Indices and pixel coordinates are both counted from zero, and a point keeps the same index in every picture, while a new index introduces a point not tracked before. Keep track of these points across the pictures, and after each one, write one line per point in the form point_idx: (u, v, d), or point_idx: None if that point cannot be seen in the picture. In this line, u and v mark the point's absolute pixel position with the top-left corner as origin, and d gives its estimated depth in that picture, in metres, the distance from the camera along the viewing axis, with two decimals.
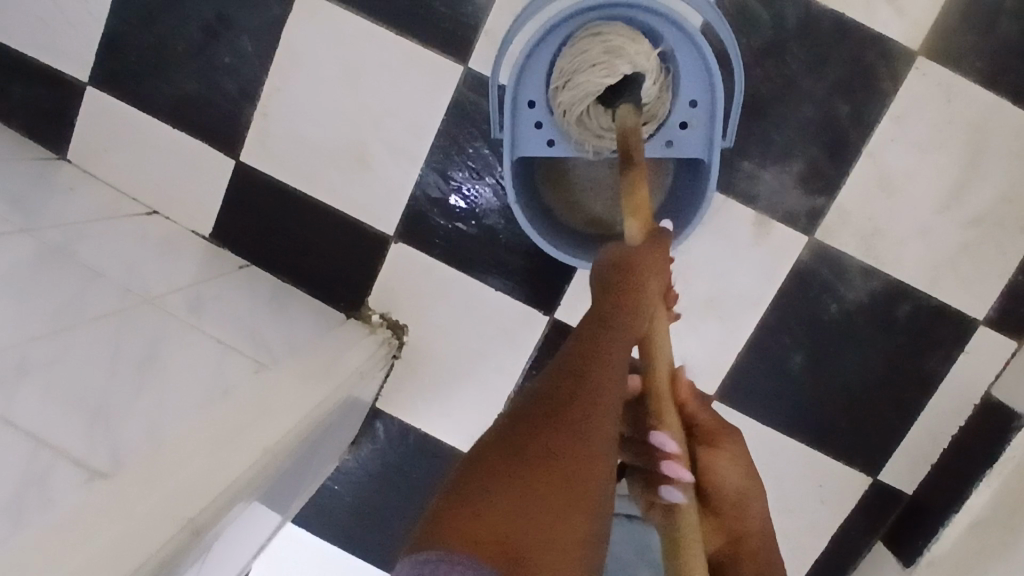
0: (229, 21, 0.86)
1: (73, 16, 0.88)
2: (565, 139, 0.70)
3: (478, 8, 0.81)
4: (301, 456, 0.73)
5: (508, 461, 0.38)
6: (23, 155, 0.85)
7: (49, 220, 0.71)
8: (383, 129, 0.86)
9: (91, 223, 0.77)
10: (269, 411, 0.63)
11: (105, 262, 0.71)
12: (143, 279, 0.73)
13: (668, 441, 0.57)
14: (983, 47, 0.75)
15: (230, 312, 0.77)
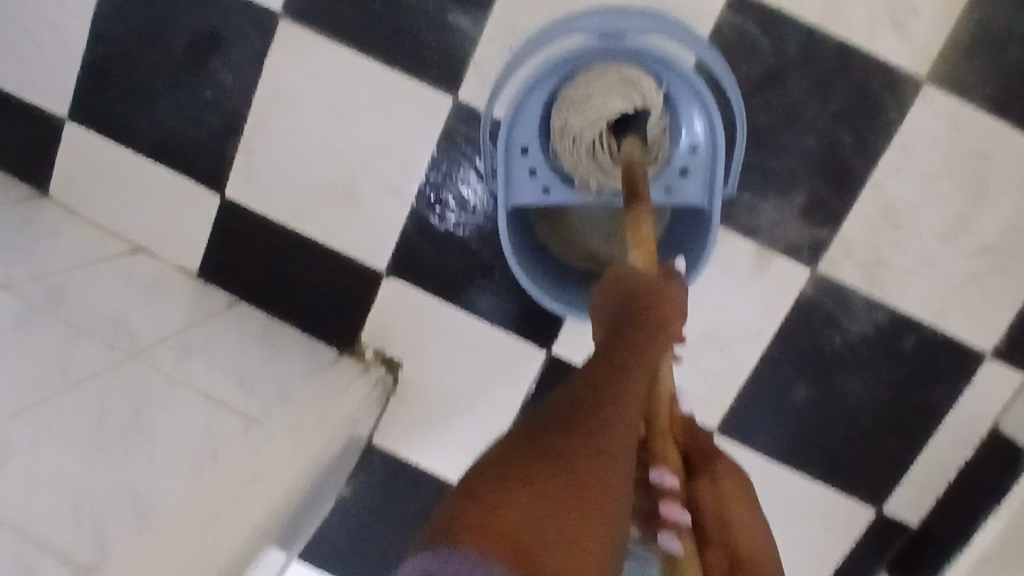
0: (211, 53, 0.83)
1: (49, 49, 0.85)
2: (561, 185, 0.68)
3: (468, 38, 0.78)
4: (299, 504, 0.74)
5: (532, 459, 0.36)
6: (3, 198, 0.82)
7: (29, 273, 0.69)
8: (372, 162, 0.83)
9: (74, 270, 0.75)
10: (266, 476, 0.64)
11: (89, 315, 0.69)
12: (127, 331, 0.71)
13: (667, 473, 0.51)
14: (992, 73, 0.73)
15: (219, 360, 0.75)
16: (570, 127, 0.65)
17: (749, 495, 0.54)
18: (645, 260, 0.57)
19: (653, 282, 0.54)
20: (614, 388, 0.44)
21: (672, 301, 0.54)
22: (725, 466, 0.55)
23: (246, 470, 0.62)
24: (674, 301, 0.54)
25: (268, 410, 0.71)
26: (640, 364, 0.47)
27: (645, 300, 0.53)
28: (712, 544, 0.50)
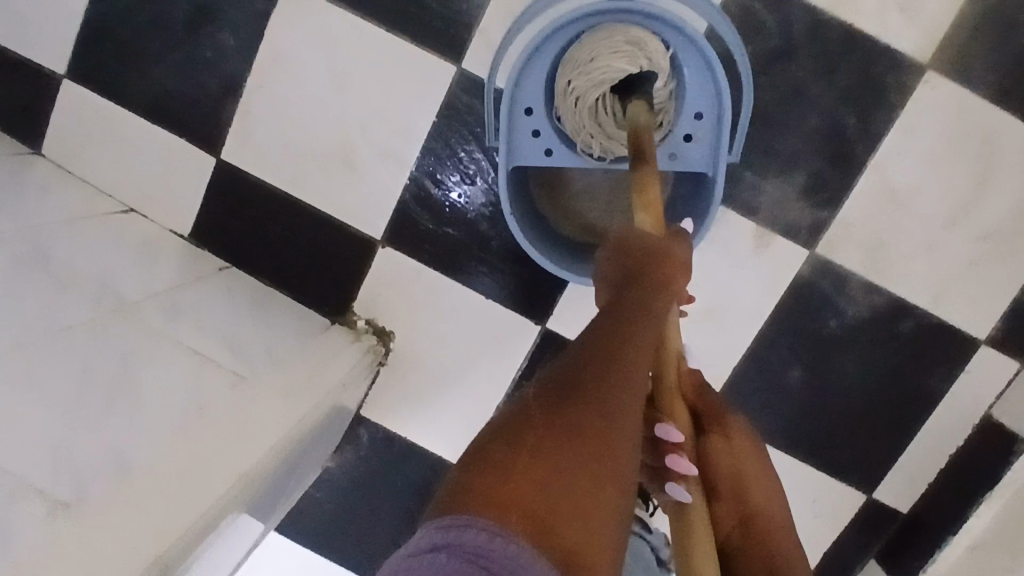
0: (212, 12, 0.81)
1: (47, 3, 0.84)
2: (563, 148, 0.68)
3: (474, 6, 0.78)
4: (280, 476, 0.71)
5: (540, 424, 0.36)
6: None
7: (19, 223, 0.67)
8: (372, 129, 0.82)
9: (62, 224, 0.74)
10: (254, 431, 0.62)
11: (77, 267, 0.68)
12: (117, 285, 0.69)
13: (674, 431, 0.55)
14: (997, 59, 0.73)
15: (208, 320, 0.73)
16: (575, 90, 0.65)
17: (755, 448, 0.60)
18: (653, 221, 0.57)
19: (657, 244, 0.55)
20: (619, 344, 0.44)
21: (674, 263, 0.54)
22: (735, 422, 0.60)
23: (229, 424, 0.60)
24: (677, 262, 0.54)
25: (256, 372, 0.69)
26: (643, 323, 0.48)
27: (647, 261, 0.53)
28: (723, 500, 0.58)
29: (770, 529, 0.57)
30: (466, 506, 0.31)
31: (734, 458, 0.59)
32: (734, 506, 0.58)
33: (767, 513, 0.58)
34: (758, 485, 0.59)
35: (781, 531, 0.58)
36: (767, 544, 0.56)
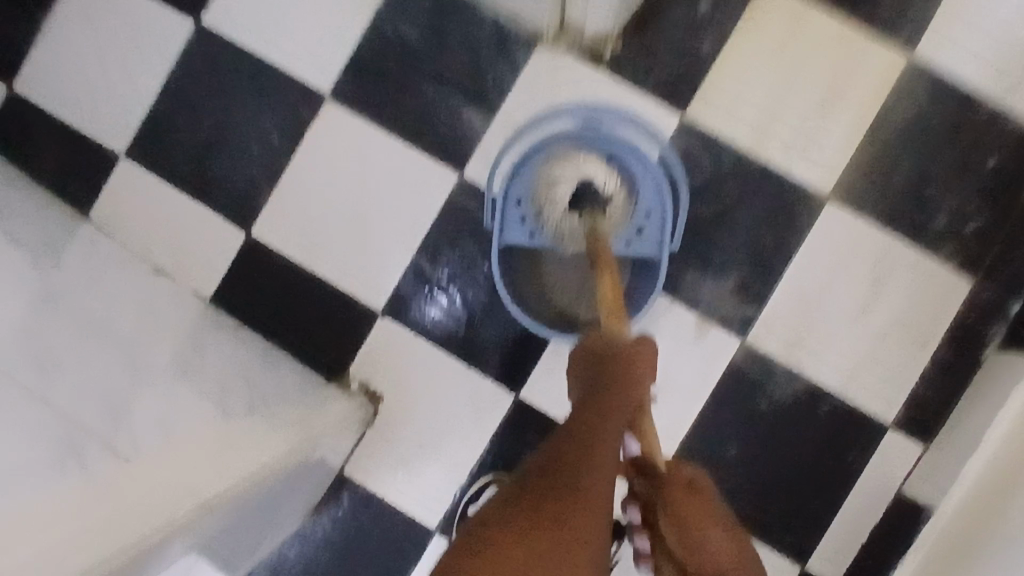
0: (261, 117, 1.00)
1: (123, 99, 1.02)
2: (543, 236, 0.87)
3: (476, 129, 0.98)
4: (265, 505, 0.82)
5: (501, 529, 0.43)
6: (53, 216, 0.95)
7: (70, 277, 0.80)
8: (382, 220, 0.99)
9: (104, 278, 0.86)
10: (246, 449, 0.74)
11: (114, 311, 0.79)
12: (147, 329, 0.80)
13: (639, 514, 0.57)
14: (879, 197, 0.94)
15: (217, 371, 0.84)
16: (546, 201, 0.85)
17: (708, 508, 0.53)
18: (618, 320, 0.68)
19: (624, 350, 0.63)
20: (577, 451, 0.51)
21: (641, 363, 0.63)
22: (678, 490, 0.54)
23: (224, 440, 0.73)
24: (642, 364, 0.62)
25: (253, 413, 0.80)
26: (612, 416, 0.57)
27: (613, 364, 0.62)
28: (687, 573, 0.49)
29: None
30: None
31: (684, 515, 0.52)
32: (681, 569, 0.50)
33: None
34: (722, 555, 0.50)
35: None
36: None
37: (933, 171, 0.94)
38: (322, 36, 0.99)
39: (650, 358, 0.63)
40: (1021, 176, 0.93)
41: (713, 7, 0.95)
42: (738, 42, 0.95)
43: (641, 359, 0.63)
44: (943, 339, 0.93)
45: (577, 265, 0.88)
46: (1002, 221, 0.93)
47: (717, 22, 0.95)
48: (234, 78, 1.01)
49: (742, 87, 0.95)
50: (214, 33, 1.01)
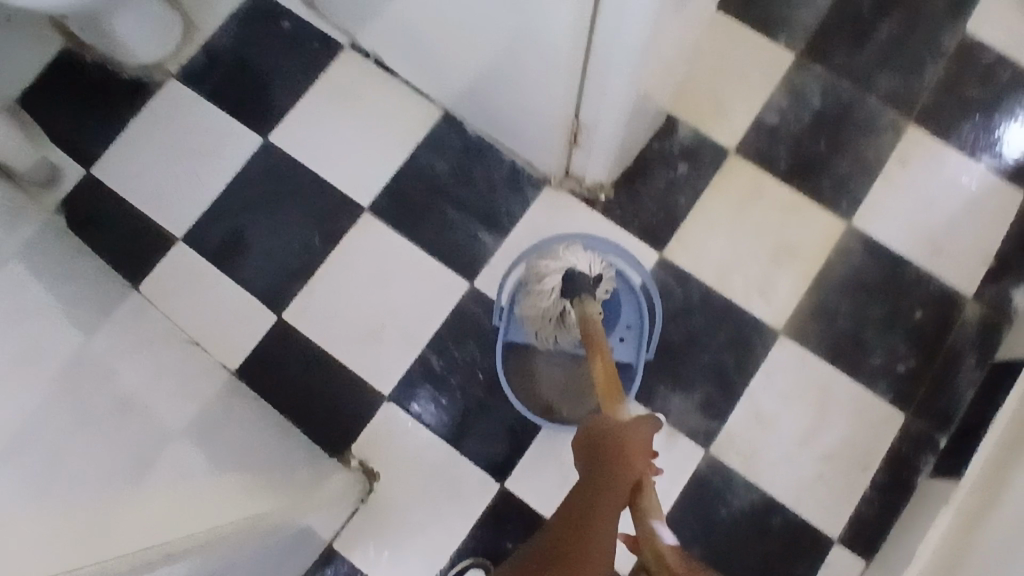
0: (306, 220, 1.17)
1: (187, 193, 1.20)
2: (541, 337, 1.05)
3: (488, 247, 1.15)
4: (274, 562, 0.88)
5: None
6: (106, 283, 1.08)
7: (117, 341, 0.91)
8: (398, 315, 1.13)
9: (146, 344, 0.97)
10: (217, 505, 0.77)
11: (154, 371, 0.90)
12: (179, 391, 0.90)
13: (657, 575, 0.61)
14: (824, 336, 1.11)
15: (238, 432, 0.93)
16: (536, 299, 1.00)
17: None
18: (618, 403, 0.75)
19: (616, 433, 0.70)
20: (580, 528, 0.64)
21: (635, 448, 0.69)
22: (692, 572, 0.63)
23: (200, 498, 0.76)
24: (629, 447, 0.68)
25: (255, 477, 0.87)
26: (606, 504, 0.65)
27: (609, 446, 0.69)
28: None
29: None
30: None
31: None
32: None
33: None
34: None
35: None
36: None
37: (869, 317, 1.12)
38: (368, 160, 1.19)
39: (643, 443, 0.69)
40: (941, 328, 1.11)
41: (689, 170, 1.17)
42: (709, 198, 1.16)
43: (636, 443, 0.69)
44: (881, 464, 1.06)
45: (574, 360, 1.07)
46: (928, 365, 1.10)
47: (692, 182, 1.16)
48: (287, 186, 1.19)
49: (712, 234, 1.14)
50: (277, 148, 1.21)
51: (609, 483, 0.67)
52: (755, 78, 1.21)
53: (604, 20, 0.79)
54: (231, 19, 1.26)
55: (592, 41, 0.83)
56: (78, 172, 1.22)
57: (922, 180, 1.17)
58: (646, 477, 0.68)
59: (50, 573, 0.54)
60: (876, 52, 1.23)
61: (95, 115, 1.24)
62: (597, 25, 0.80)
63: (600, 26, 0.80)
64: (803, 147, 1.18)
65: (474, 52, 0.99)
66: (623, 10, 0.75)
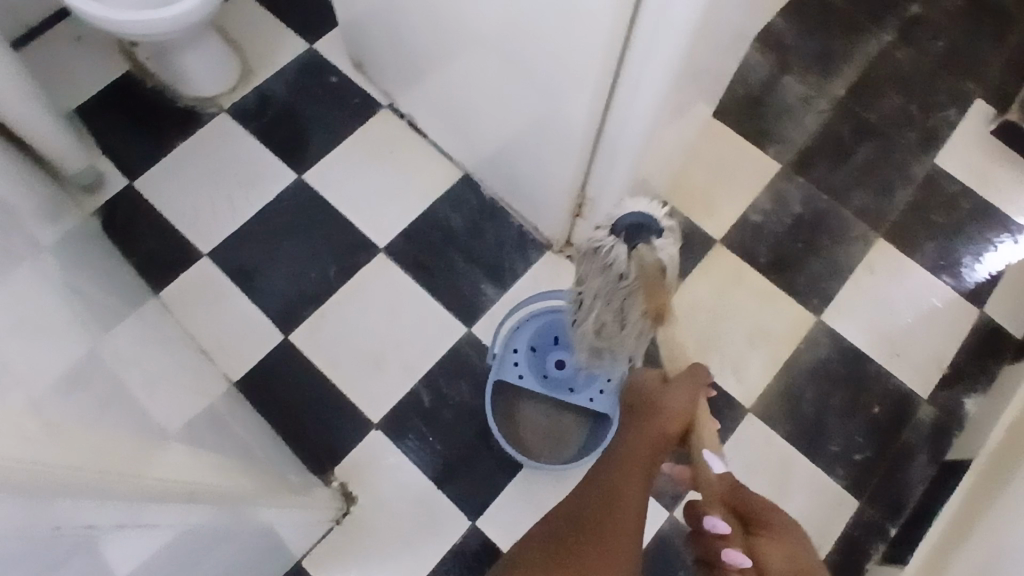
0: (325, 252, 1.27)
1: (219, 213, 1.29)
2: (528, 379, 1.14)
3: (489, 298, 1.25)
4: (258, 556, 0.92)
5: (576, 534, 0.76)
6: (129, 285, 1.16)
7: (131, 337, 0.97)
8: (397, 351, 1.21)
9: (155, 344, 1.03)
10: (240, 475, 0.81)
11: (157, 368, 0.95)
12: (183, 390, 0.96)
13: (719, 523, 0.65)
14: (789, 417, 1.19)
15: (235, 435, 0.98)
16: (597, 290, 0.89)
17: (788, 527, 0.67)
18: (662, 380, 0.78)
19: (657, 397, 0.75)
20: (621, 486, 0.76)
21: (668, 406, 0.73)
22: (757, 509, 0.68)
23: (224, 464, 0.80)
24: (663, 416, 0.73)
25: (260, 467, 0.93)
26: (639, 472, 0.76)
27: (645, 408, 0.76)
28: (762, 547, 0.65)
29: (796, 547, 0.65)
30: (524, 563, 0.80)
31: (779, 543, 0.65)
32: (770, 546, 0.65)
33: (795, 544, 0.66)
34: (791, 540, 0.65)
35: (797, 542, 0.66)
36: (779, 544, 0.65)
37: (830, 405, 1.21)
38: (390, 207, 1.31)
39: (683, 405, 0.72)
40: (897, 423, 1.20)
41: (679, 253, 1.29)
42: (694, 280, 1.27)
43: (675, 412, 0.72)
44: (834, 545, 1.13)
45: (555, 406, 1.16)
46: (882, 456, 1.18)
47: (681, 263, 1.28)
48: (314, 219, 1.29)
49: (695, 312, 1.25)
50: (310, 185, 1.32)
51: (645, 444, 0.75)
52: (746, 180, 1.35)
53: (618, 105, 0.92)
54: (285, 69, 1.40)
55: (606, 123, 0.96)
56: (120, 182, 1.32)
57: (889, 289, 1.29)
58: (693, 426, 0.72)
59: (127, 462, 0.58)
60: (854, 172, 1.38)
61: (146, 133, 1.35)
62: (611, 109, 0.93)
63: (614, 110, 0.93)
64: (784, 246, 1.31)
65: (501, 121, 1.12)
66: (634, 100, 0.89)
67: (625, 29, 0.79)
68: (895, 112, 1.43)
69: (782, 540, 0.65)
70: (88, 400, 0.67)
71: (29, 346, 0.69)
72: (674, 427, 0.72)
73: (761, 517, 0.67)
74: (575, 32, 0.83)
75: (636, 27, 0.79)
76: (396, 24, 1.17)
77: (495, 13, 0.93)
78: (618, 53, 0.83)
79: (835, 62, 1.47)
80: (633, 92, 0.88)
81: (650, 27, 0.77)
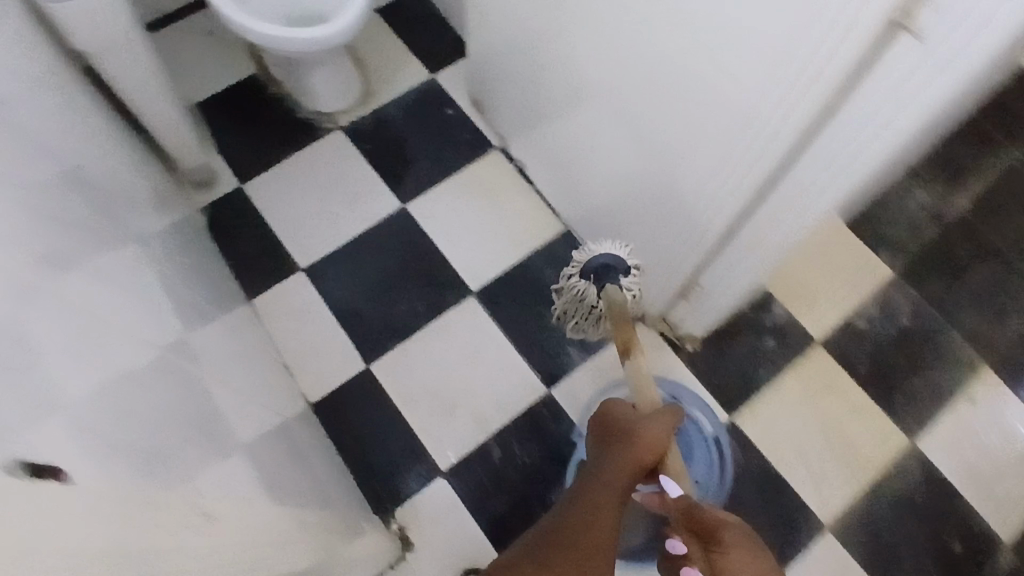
0: (417, 285, 1.27)
1: (321, 230, 1.30)
2: None
3: (574, 362, 1.22)
4: None
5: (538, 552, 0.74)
6: (226, 291, 1.17)
7: (227, 355, 0.97)
8: (473, 400, 1.19)
9: (247, 361, 1.04)
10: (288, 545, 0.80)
11: (247, 393, 0.95)
12: (265, 416, 0.96)
13: (680, 543, 0.70)
14: (865, 543, 1.14)
15: (304, 474, 0.97)
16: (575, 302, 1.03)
17: (746, 543, 0.69)
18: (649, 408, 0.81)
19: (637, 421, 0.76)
20: (598, 504, 0.74)
21: (646, 432, 0.74)
22: (722, 525, 0.70)
23: (276, 529, 0.79)
24: (642, 442, 0.74)
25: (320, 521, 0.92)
26: (617, 488, 0.73)
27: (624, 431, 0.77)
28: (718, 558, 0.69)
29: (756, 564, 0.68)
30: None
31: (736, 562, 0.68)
32: (727, 559, 0.68)
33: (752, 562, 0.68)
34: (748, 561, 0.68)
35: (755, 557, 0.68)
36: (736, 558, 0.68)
37: (910, 537, 1.15)
38: (487, 252, 1.30)
39: (658, 432, 0.74)
40: (978, 569, 1.14)
41: (775, 347, 1.24)
42: (787, 379, 1.23)
43: (651, 442, 0.74)
44: None
45: None
46: None
47: (776, 358, 1.24)
48: (410, 251, 1.29)
49: (782, 413, 1.21)
50: (411, 217, 1.32)
51: (624, 463, 0.73)
52: (853, 283, 1.31)
53: (752, 219, 0.88)
54: (405, 95, 1.41)
55: (739, 229, 0.92)
56: (229, 181, 1.34)
57: (988, 424, 1.23)
58: (664, 453, 0.75)
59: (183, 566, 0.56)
60: (965, 292, 1.32)
61: (261, 137, 1.37)
62: (746, 223, 0.90)
63: (749, 227, 0.90)
64: (884, 359, 1.25)
65: (621, 193, 1.10)
66: (776, 221, 0.85)
67: (789, 154, 0.76)
68: (1019, 236, 1.37)
69: (739, 549, 0.68)
70: (184, 454, 0.66)
71: (151, 372, 0.69)
72: (651, 455, 0.74)
73: (721, 532, 0.70)
74: (732, 137, 0.80)
75: (803, 154, 0.75)
76: (530, 77, 1.15)
77: (642, 97, 0.90)
78: (772, 175, 0.80)
79: (961, 174, 1.41)
80: (778, 215, 0.84)
81: (816, 160, 0.74)
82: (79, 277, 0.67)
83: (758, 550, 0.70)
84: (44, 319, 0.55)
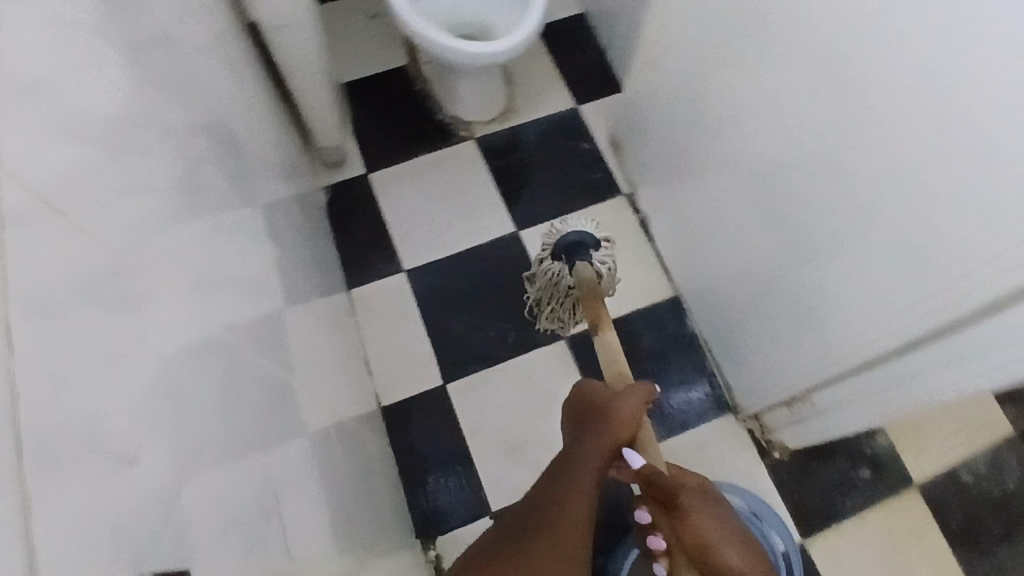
0: (511, 315, 1.24)
1: (432, 236, 1.30)
2: None
3: None
4: None
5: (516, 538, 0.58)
6: (330, 277, 1.18)
7: (319, 350, 0.98)
8: (537, 445, 1.16)
9: (334, 357, 1.04)
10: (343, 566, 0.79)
11: (328, 392, 0.95)
12: (338, 418, 0.95)
13: (645, 516, 0.73)
14: None
15: (361, 485, 0.96)
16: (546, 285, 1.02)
17: (709, 508, 0.68)
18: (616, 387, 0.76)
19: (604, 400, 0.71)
20: (573, 477, 0.63)
21: (611, 409, 0.69)
22: (688, 497, 0.68)
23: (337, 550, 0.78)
24: (612, 419, 0.68)
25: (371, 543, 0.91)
26: (594, 461, 0.65)
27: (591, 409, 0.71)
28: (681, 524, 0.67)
29: (714, 526, 0.67)
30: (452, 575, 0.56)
31: (699, 528, 0.67)
32: (688, 525, 0.67)
33: (712, 525, 0.67)
34: (706, 526, 0.67)
35: (716, 521, 0.67)
36: (698, 523, 0.67)
37: None
38: None
39: (629, 408, 0.69)
40: None
41: (867, 479, 1.15)
42: (872, 515, 1.13)
43: (626, 419, 0.69)
44: None
45: None
46: None
47: (866, 490, 1.15)
48: (513, 278, 1.27)
49: (858, 550, 1.12)
50: (522, 244, 1.30)
51: (594, 441, 0.67)
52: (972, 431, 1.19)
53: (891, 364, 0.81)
54: (546, 120, 1.39)
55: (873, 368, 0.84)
56: (356, 166, 1.35)
57: None
58: (634, 425, 0.69)
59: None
60: None
61: (396, 130, 1.38)
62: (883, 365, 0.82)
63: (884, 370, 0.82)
64: (985, 523, 1.13)
65: (747, 283, 1.04)
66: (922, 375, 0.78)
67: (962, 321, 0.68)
68: None
69: (701, 516, 0.67)
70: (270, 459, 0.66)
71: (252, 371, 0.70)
72: (624, 430, 0.68)
73: (681, 496, 0.67)
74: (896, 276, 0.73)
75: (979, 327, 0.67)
76: (680, 139, 1.10)
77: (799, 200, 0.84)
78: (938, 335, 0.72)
79: None
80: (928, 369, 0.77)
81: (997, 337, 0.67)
82: (219, 263, 0.68)
83: (721, 514, 0.69)
84: (178, 315, 0.56)
